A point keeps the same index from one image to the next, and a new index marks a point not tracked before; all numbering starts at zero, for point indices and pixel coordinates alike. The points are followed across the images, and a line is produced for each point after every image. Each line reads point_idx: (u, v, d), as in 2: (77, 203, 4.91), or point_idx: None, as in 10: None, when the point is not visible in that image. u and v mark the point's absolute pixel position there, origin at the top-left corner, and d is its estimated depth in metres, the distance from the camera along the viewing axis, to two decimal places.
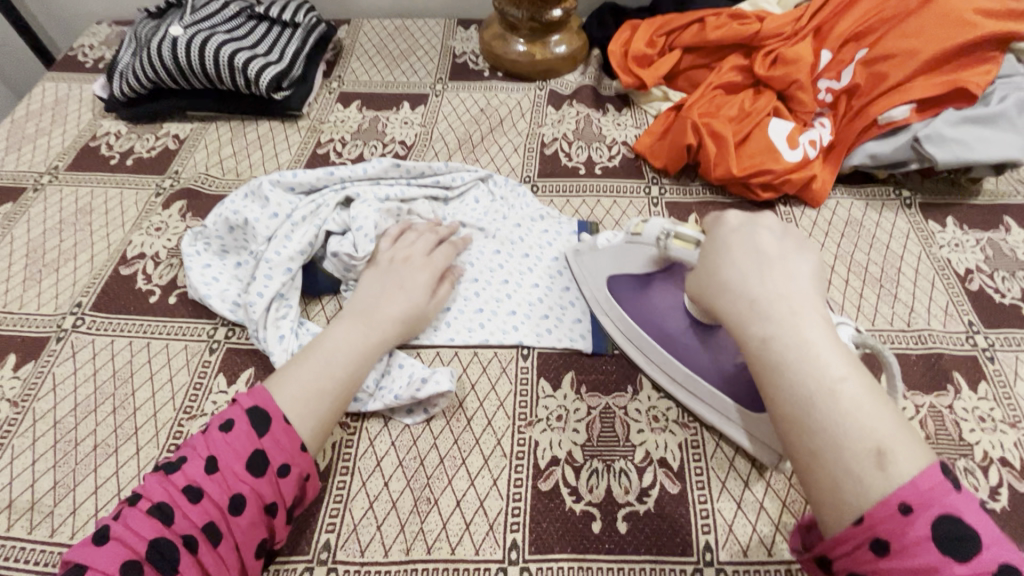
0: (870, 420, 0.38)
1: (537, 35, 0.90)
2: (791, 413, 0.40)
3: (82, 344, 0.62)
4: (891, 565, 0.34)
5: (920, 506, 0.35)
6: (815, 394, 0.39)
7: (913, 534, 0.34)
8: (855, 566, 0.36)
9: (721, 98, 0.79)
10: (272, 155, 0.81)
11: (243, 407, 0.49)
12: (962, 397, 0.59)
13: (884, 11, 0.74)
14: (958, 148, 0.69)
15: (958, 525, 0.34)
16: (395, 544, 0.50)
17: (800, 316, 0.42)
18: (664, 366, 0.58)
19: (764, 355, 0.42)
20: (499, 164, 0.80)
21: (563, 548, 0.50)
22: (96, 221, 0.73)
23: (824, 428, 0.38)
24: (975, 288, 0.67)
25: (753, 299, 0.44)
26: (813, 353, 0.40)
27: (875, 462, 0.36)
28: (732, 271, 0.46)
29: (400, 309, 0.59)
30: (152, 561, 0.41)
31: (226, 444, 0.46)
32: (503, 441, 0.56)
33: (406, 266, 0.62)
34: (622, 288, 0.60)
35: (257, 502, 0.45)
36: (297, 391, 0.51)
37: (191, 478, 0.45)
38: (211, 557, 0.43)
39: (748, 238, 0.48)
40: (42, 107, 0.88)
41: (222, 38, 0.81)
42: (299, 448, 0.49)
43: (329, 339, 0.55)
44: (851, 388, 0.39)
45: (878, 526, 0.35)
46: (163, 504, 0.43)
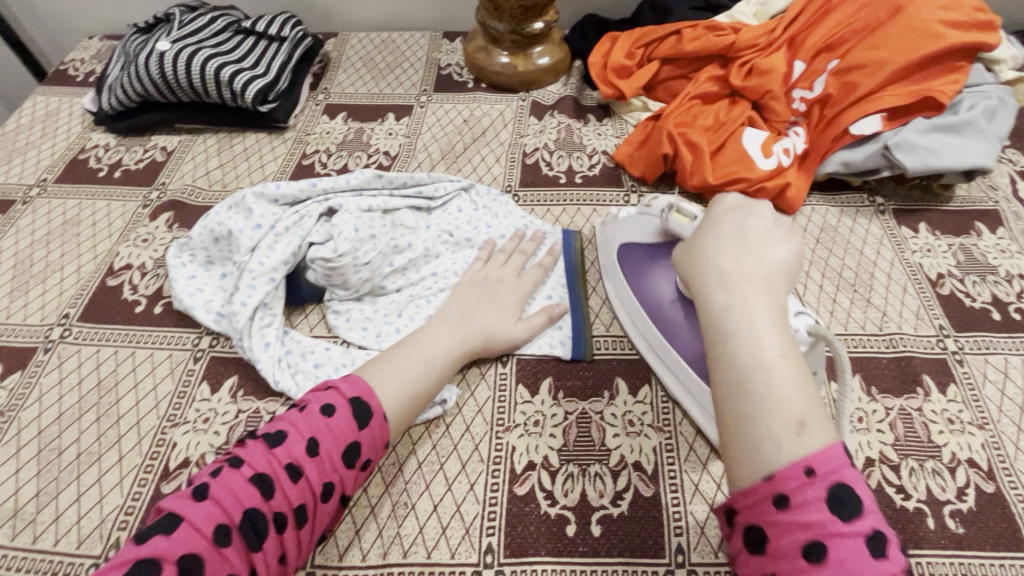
0: (799, 394, 0.38)
1: (519, 47, 0.92)
2: (728, 374, 0.40)
3: (68, 354, 0.63)
4: (785, 518, 0.35)
5: (823, 473, 0.35)
6: (753, 362, 0.40)
7: (811, 492, 0.35)
8: (754, 518, 0.37)
9: (698, 107, 0.80)
10: (259, 167, 0.82)
11: (343, 395, 0.50)
12: (931, 399, 0.60)
13: (855, 22, 0.76)
14: (927, 155, 0.70)
15: (850, 493, 0.35)
16: (372, 549, 0.51)
17: (760, 293, 0.43)
18: (643, 333, 0.62)
19: (717, 321, 0.43)
20: (482, 174, 0.82)
21: (537, 552, 0.51)
22: (84, 233, 0.74)
23: (755, 392, 0.39)
24: (946, 292, 0.69)
25: (724, 273, 0.46)
26: (760, 325, 0.41)
27: (794, 430, 0.37)
28: (713, 248, 0.48)
29: (493, 324, 0.61)
30: (242, 531, 0.42)
31: (328, 429, 0.47)
32: (480, 446, 0.57)
33: (498, 286, 0.65)
34: (630, 256, 0.65)
35: (342, 492, 0.47)
36: (397, 387, 0.52)
37: (293, 456, 0.46)
38: (293, 537, 0.44)
39: (736, 222, 0.50)
40: (33, 121, 0.89)
41: (209, 52, 0.83)
42: (384, 445, 0.51)
43: (424, 339, 0.58)
44: (788, 364, 0.40)
45: (782, 483, 0.36)
46: (266, 475, 0.44)
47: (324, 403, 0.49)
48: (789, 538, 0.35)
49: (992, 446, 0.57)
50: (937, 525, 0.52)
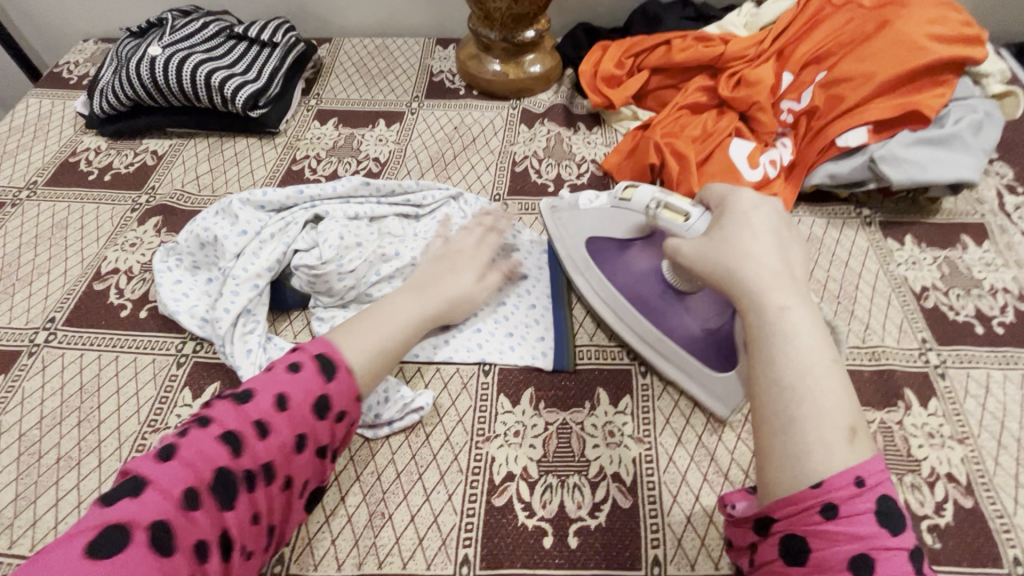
0: (846, 399, 0.40)
1: (510, 55, 0.92)
2: (788, 377, 0.41)
3: (52, 358, 0.63)
4: (833, 528, 0.36)
5: (871, 484, 0.37)
6: (810, 366, 0.41)
7: (859, 504, 0.36)
8: (795, 527, 0.38)
9: (685, 118, 0.81)
10: (248, 172, 0.83)
11: (309, 353, 0.51)
12: (911, 413, 0.60)
13: (842, 35, 0.77)
14: (912, 168, 0.71)
15: (893, 506, 0.37)
16: (347, 558, 0.51)
17: (804, 299, 0.45)
18: (631, 325, 0.63)
19: (776, 323, 0.43)
20: (470, 182, 0.82)
21: (512, 563, 0.51)
22: (72, 236, 0.75)
23: (814, 397, 0.40)
24: (930, 305, 0.69)
25: (770, 273, 0.46)
26: (811, 331, 0.43)
27: (849, 436, 0.39)
28: (754, 247, 0.48)
29: (452, 287, 0.62)
30: (212, 491, 0.42)
31: (295, 385, 0.48)
32: (460, 456, 0.57)
33: (458, 254, 0.65)
34: (602, 250, 0.65)
35: (316, 444, 0.49)
36: (362, 345, 0.53)
37: (261, 413, 0.46)
38: (264, 495, 0.45)
39: (767, 225, 0.50)
40: (25, 123, 0.90)
41: (200, 57, 0.83)
42: (356, 397, 0.52)
43: (390, 309, 0.58)
44: (836, 371, 0.42)
45: (833, 492, 0.37)
46: (234, 433, 0.45)
47: (290, 362, 0.50)
48: (837, 549, 0.36)
49: (972, 461, 0.57)
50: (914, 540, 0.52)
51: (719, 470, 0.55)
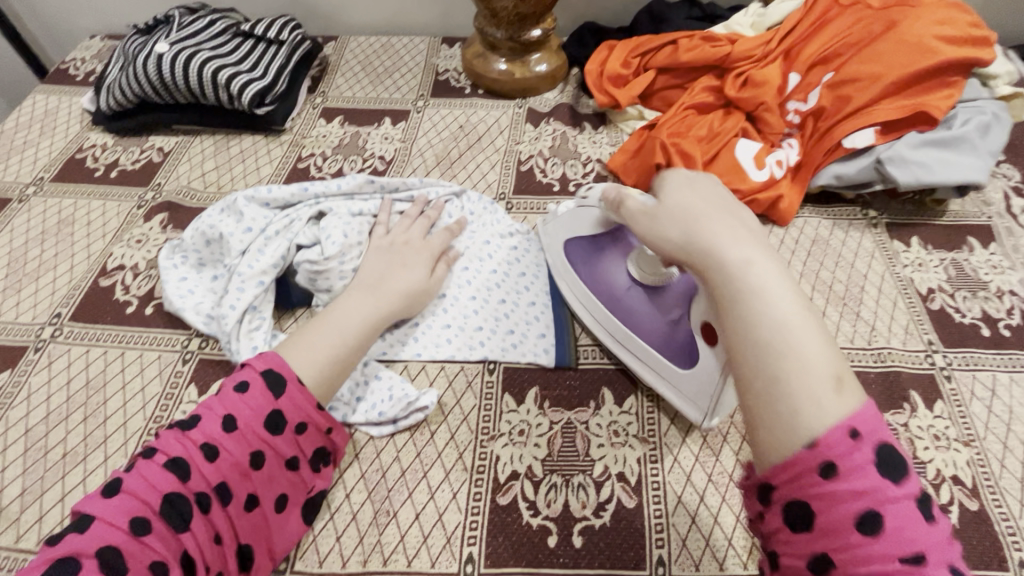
0: (827, 351, 0.39)
1: (517, 54, 0.92)
2: (765, 335, 0.39)
3: (58, 354, 0.63)
4: (836, 488, 0.34)
5: (867, 433, 0.35)
6: (784, 321, 0.40)
7: (858, 457, 0.34)
8: (796, 491, 0.35)
9: (691, 118, 0.81)
10: (254, 169, 0.83)
11: (256, 369, 0.50)
12: (917, 415, 0.60)
13: (849, 36, 0.76)
14: (919, 170, 0.70)
15: (895, 454, 0.34)
16: (352, 556, 0.51)
17: (769, 254, 0.44)
18: (605, 326, 0.64)
19: (743, 280, 0.42)
20: (476, 180, 0.82)
21: (516, 561, 0.51)
22: (78, 232, 0.75)
23: (794, 351, 0.38)
24: (936, 307, 0.68)
25: (728, 232, 0.45)
26: (780, 286, 0.42)
27: (835, 387, 0.37)
28: (709, 212, 0.48)
29: (403, 285, 0.63)
30: (164, 517, 0.43)
31: (243, 404, 0.48)
32: (464, 454, 0.57)
33: (406, 249, 0.67)
34: (577, 252, 0.67)
35: (277, 457, 0.48)
36: (308, 356, 0.53)
37: (208, 436, 0.46)
38: (222, 514, 0.45)
39: (715, 193, 0.50)
40: (32, 119, 0.90)
41: (207, 54, 0.83)
42: (316, 406, 0.51)
43: (340, 309, 0.58)
44: (812, 321, 0.40)
45: (829, 449, 0.34)
46: (179, 459, 0.45)
47: (238, 381, 0.49)
48: (842, 510, 0.33)
49: (978, 463, 0.57)
50: None
51: (724, 471, 0.55)
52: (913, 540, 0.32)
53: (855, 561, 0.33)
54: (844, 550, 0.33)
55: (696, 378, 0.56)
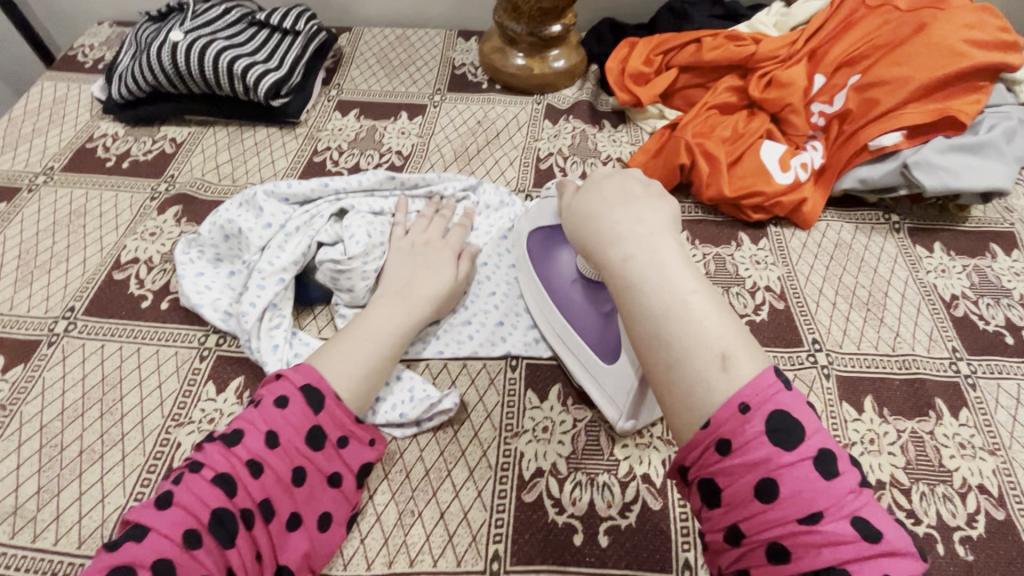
0: (714, 329, 0.40)
1: (536, 50, 0.91)
2: (649, 328, 0.42)
3: (73, 348, 0.62)
4: (733, 462, 0.37)
5: (757, 405, 0.37)
6: (667, 309, 0.41)
7: (749, 430, 0.36)
8: (703, 470, 0.38)
9: (715, 118, 0.80)
10: (269, 162, 0.81)
11: (295, 384, 0.50)
12: (943, 423, 0.59)
13: (876, 38, 0.76)
14: (946, 174, 0.70)
15: (787, 419, 0.37)
16: (377, 557, 0.50)
17: (656, 239, 0.45)
18: (549, 318, 0.63)
19: (625, 276, 0.44)
20: (494, 177, 0.81)
21: (543, 561, 0.50)
22: (90, 223, 0.73)
23: (677, 338, 0.40)
24: (960, 314, 0.68)
25: (614, 228, 0.47)
26: (666, 272, 0.43)
27: (720, 365, 0.39)
28: (602, 209, 0.49)
29: (433, 289, 0.62)
30: (212, 531, 0.42)
31: (284, 420, 0.48)
32: (488, 452, 0.56)
33: (428, 250, 0.66)
34: (536, 242, 0.66)
35: (318, 474, 0.48)
36: (346, 368, 0.53)
37: (252, 452, 0.46)
38: (266, 531, 0.45)
39: (615, 185, 0.51)
40: (40, 107, 0.88)
41: (223, 44, 0.82)
42: (354, 422, 0.52)
43: (370, 318, 0.58)
44: (700, 300, 0.41)
45: (722, 427, 0.37)
46: (226, 474, 0.44)
47: (276, 395, 0.49)
48: (741, 482, 0.36)
49: (1004, 472, 0.56)
50: (947, 552, 0.52)
51: None
52: (809, 500, 0.35)
53: (762, 528, 0.36)
54: (751, 519, 0.36)
55: (616, 376, 0.55)
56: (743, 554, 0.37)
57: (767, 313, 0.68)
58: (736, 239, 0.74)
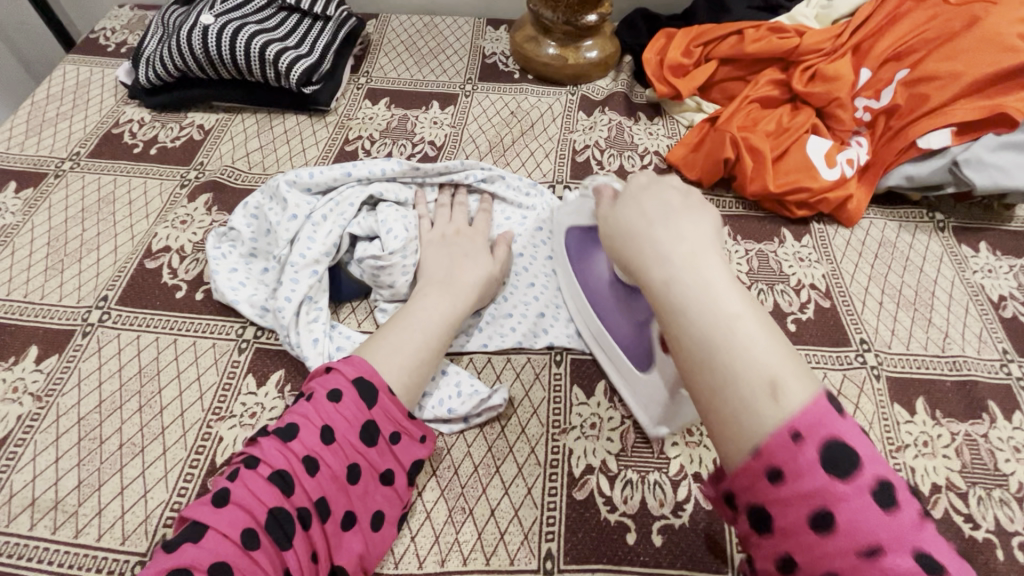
0: (760, 352, 0.36)
1: (570, 39, 0.89)
2: (690, 351, 0.39)
3: (107, 339, 0.61)
4: (786, 492, 0.33)
5: (808, 433, 0.33)
6: (713, 329, 0.38)
7: (802, 458, 0.32)
8: (752, 499, 0.34)
9: (757, 112, 0.78)
10: (300, 151, 0.80)
11: (347, 377, 0.48)
12: (997, 426, 0.58)
13: (926, 32, 0.74)
14: (997, 174, 0.69)
15: (842, 447, 0.32)
16: (429, 556, 0.49)
17: (699, 258, 0.42)
18: (584, 319, 0.62)
19: (663, 298, 0.41)
20: (530, 169, 0.79)
21: (598, 559, 0.49)
22: (120, 211, 0.72)
23: (721, 363, 0.37)
24: (1009, 316, 0.67)
25: (654, 246, 0.44)
26: (710, 290, 0.40)
27: (769, 393, 0.35)
28: (640, 224, 0.47)
29: (475, 277, 0.60)
30: (269, 531, 0.41)
31: (339, 415, 0.46)
32: (537, 449, 0.55)
33: (458, 239, 0.65)
34: (574, 239, 0.64)
35: (372, 470, 0.47)
36: (398, 364, 0.51)
37: (308, 448, 0.44)
38: (322, 531, 0.44)
39: (654, 199, 0.49)
40: (63, 90, 0.86)
41: (254, 29, 0.80)
42: (406, 416, 0.50)
43: (416, 311, 0.56)
44: (746, 323, 0.38)
45: (772, 456, 0.33)
46: (283, 472, 0.43)
47: (330, 388, 0.47)
48: (793, 514, 0.32)
49: None
50: (1007, 557, 0.51)
51: None
52: (869, 532, 0.31)
53: (817, 561, 0.32)
54: (806, 552, 0.32)
55: (651, 386, 0.54)
56: None
57: (812, 311, 0.66)
58: (779, 236, 0.73)
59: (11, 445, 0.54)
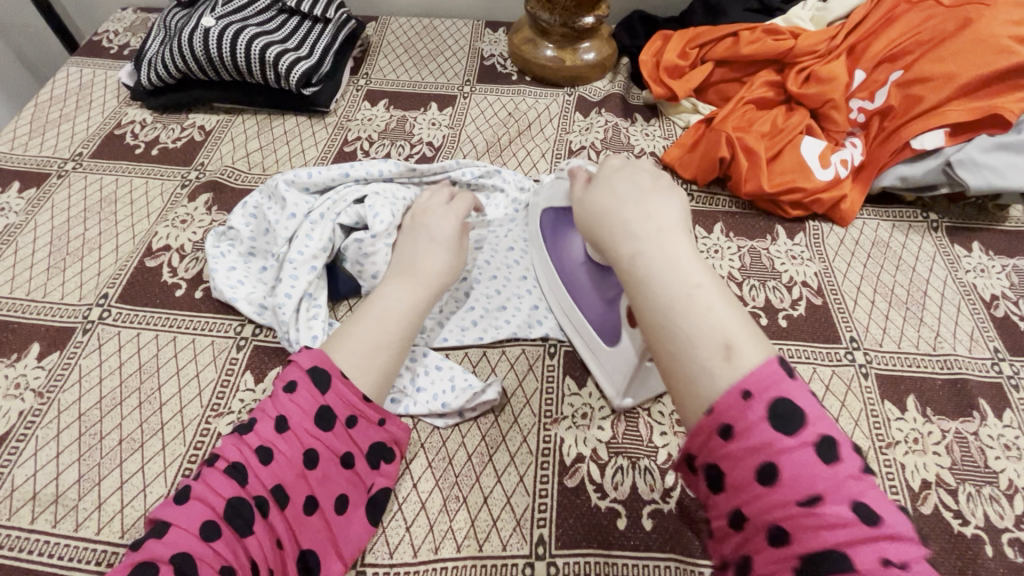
0: (719, 319, 0.38)
1: (567, 42, 0.90)
2: (653, 319, 0.40)
3: (108, 336, 0.62)
4: (735, 447, 0.33)
5: (758, 391, 0.34)
6: (674, 301, 0.39)
7: (751, 415, 0.33)
8: (707, 457, 0.35)
9: (752, 113, 0.79)
10: (299, 151, 0.80)
11: (302, 367, 0.48)
12: (987, 423, 0.59)
13: (920, 33, 0.74)
14: (991, 174, 0.69)
15: (790, 404, 0.33)
16: (423, 544, 0.50)
17: (666, 232, 0.43)
18: (557, 297, 0.64)
19: (631, 270, 0.42)
20: (526, 169, 0.80)
21: (589, 543, 0.51)
22: (121, 211, 0.73)
23: (681, 329, 0.38)
24: (1000, 314, 0.67)
25: (624, 221, 0.45)
26: (674, 264, 0.41)
27: (723, 356, 0.36)
28: (611, 200, 0.47)
29: (440, 265, 0.60)
30: (229, 521, 0.42)
31: (292, 405, 0.46)
32: (529, 437, 0.57)
33: (427, 219, 0.63)
34: (548, 219, 0.65)
35: (330, 455, 0.47)
36: (356, 353, 0.51)
37: (263, 439, 0.45)
38: (283, 518, 0.44)
39: (625, 175, 0.49)
40: (67, 92, 0.87)
41: (254, 31, 0.81)
42: (362, 398, 0.49)
43: (380, 300, 0.55)
44: (705, 293, 0.39)
45: (724, 413, 0.34)
46: (238, 464, 0.44)
47: (286, 381, 0.48)
48: (741, 469, 0.33)
49: None
50: (995, 552, 0.51)
51: None
52: (811, 485, 0.31)
53: (762, 512, 0.32)
54: (753, 503, 0.33)
55: (616, 359, 0.56)
56: (745, 541, 0.33)
57: (804, 308, 0.67)
58: (772, 234, 0.74)
59: (13, 441, 0.54)
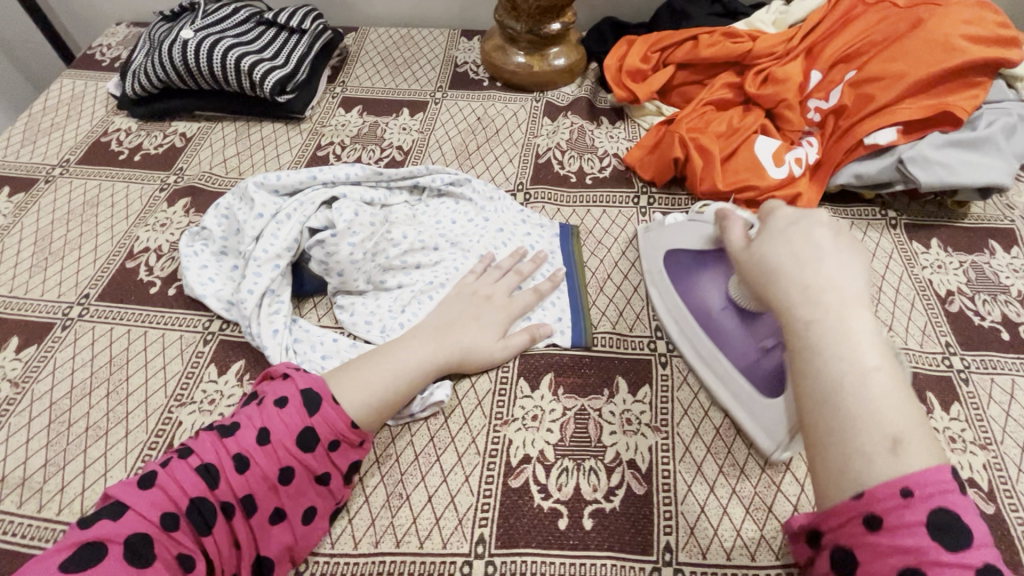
0: (888, 408, 0.37)
1: (535, 48, 0.92)
2: (815, 391, 0.39)
3: (83, 331, 0.65)
4: (879, 539, 0.35)
5: (921, 494, 0.35)
6: (845, 377, 0.39)
7: (906, 516, 0.34)
8: (843, 538, 0.37)
9: (710, 113, 0.81)
10: (274, 156, 0.84)
11: (298, 386, 0.52)
12: (933, 416, 0.59)
13: (875, 34, 0.76)
14: (942, 170, 0.70)
15: (954, 519, 0.34)
16: (364, 537, 0.52)
17: (848, 306, 0.41)
18: (691, 339, 0.62)
19: (803, 337, 0.41)
20: (493, 172, 0.82)
21: (527, 543, 0.52)
22: (102, 213, 0.77)
23: (846, 409, 0.38)
24: (955, 310, 0.68)
25: (800, 287, 0.43)
26: (851, 339, 0.40)
27: (890, 450, 0.36)
28: (787, 260, 0.45)
29: (473, 342, 0.61)
30: (189, 517, 0.45)
31: (280, 420, 0.49)
32: (477, 439, 0.58)
33: (486, 305, 0.64)
34: (677, 262, 0.66)
35: (305, 472, 0.49)
36: (358, 393, 0.53)
37: (241, 446, 0.48)
38: (245, 523, 0.47)
39: (802, 232, 0.47)
40: (59, 102, 0.92)
41: (231, 42, 0.85)
42: (350, 425, 0.51)
43: (398, 351, 0.57)
44: (881, 378, 0.38)
45: (875, 504, 0.35)
46: (210, 465, 0.47)
47: (279, 396, 0.51)
48: (881, 563, 0.35)
49: (995, 467, 0.56)
50: None
51: (736, 463, 0.56)
52: None
53: None
54: None
55: (774, 411, 0.53)
56: None
57: None
58: None
59: None
